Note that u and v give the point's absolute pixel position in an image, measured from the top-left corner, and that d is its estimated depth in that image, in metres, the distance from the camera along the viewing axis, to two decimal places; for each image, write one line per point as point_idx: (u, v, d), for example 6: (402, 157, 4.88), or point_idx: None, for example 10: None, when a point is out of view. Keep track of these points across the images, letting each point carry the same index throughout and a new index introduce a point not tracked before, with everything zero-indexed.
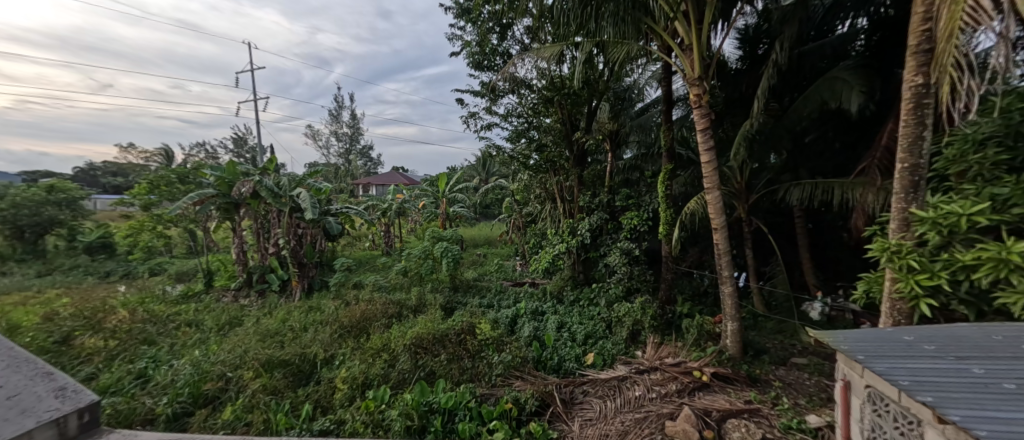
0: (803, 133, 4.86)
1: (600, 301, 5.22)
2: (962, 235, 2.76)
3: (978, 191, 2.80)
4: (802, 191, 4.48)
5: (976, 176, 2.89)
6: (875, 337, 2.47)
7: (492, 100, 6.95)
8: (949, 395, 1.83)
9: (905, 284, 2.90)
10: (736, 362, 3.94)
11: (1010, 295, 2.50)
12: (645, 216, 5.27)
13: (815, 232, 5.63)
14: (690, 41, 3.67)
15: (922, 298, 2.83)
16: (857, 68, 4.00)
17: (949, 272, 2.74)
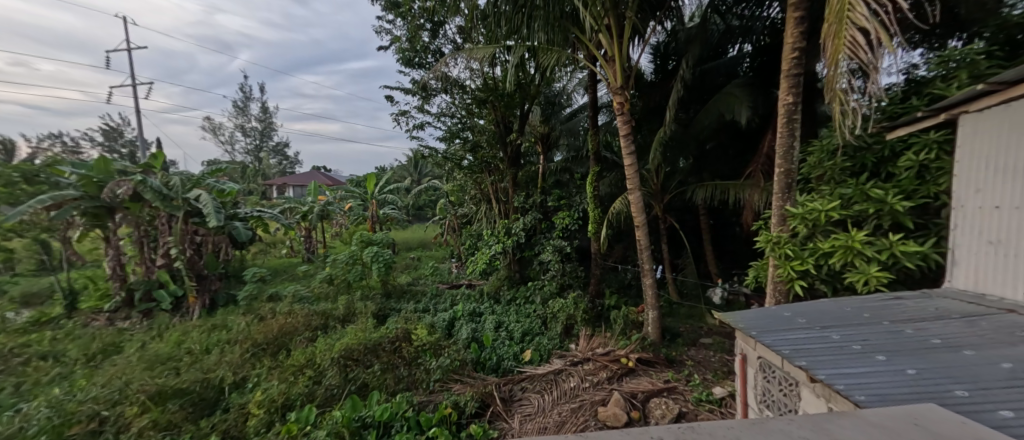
0: (705, 141, 5.50)
1: (535, 299, 5.38)
2: (822, 227, 3.41)
3: (832, 192, 3.48)
4: (705, 192, 5.05)
5: (830, 179, 3.63)
6: (764, 314, 2.96)
7: (424, 99, 6.75)
8: (817, 358, 2.25)
9: (783, 269, 3.46)
10: (657, 346, 4.34)
11: (856, 275, 3.16)
12: (576, 216, 5.57)
13: (716, 228, 6.43)
14: (613, 53, 3.93)
15: (796, 280, 3.41)
16: (745, 86, 4.64)
17: (814, 258, 3.35)
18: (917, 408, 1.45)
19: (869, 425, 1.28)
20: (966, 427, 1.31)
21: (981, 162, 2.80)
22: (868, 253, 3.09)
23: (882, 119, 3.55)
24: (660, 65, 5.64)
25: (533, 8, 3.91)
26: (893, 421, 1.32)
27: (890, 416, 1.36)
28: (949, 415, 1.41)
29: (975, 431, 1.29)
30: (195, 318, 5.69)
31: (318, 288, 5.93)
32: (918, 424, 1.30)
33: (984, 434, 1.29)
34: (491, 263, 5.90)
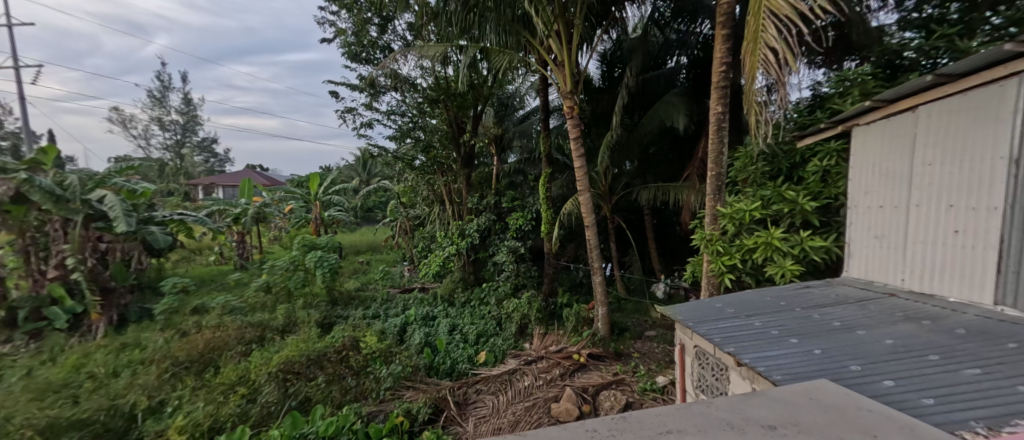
0: (649, 146, 5.82)
1: (490, 300, 5.38)
2: (747, 225, 3.79)
3: (755, 193, 3.89)
4: (649, 193, 5.35)
5: (753, 181, 4.05)
6: (699, 305, 3.24)
7: (373, 96, 6.47)
8: (743, 344, 2.49)
9: (715, 264, 3.80)
10: (607, 341, 4.53)
11: (776, 268, 3.54)
12: (529, 217, 5.64)
13: (659, 226, 6.83)
14: (563, 59, 4.07)
15: (726, 273, 3.76)
16: (682, 96, 5.00)
17: (741, 253, 3.71)
18: (814, 385, 1.59)
19: (775, 404, 1.38)
20: (852, 398, 1.44)
21: (868, 169, 3.34)
22: (784, 248, 3.49)
23: (797, 129, 4.01)
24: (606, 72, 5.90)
25: (484, 9, 3.90)
26: (794, 398, 1.44)
27: (791, 395, 1.47)
28: (840, 389, 1.55)
29: (858, 399, 1.42)
30: (99, 338, 4.95)
31: (252, 297, 5.42)
32: (814, 399, 1.43)
33: (866, 402, 1.42)
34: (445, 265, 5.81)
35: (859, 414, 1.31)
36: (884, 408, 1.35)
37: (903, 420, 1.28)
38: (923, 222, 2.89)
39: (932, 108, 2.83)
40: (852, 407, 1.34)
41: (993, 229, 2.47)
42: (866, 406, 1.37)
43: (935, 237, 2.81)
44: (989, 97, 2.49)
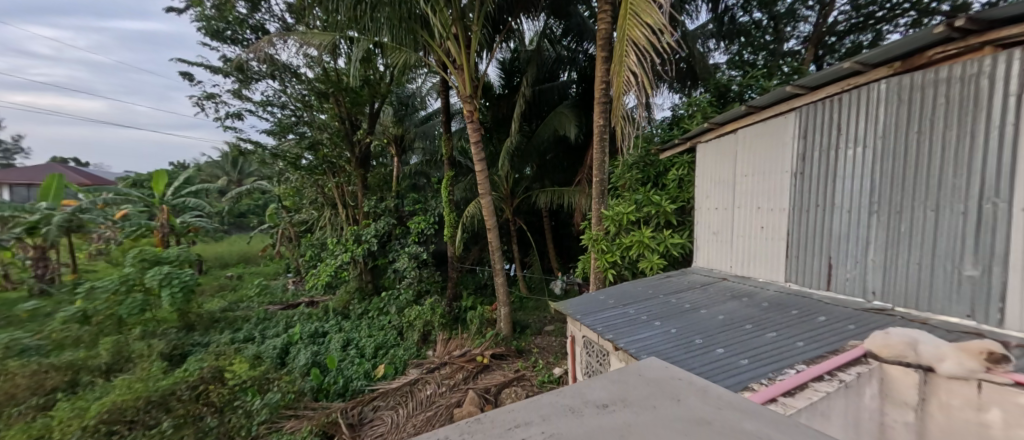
0: (546, 153, 6.17)
1: (390, 309, 5.40)
2: (623, 227, 4.55)
3: (632, 199, 4.63)
4: (546, 196, 5.70)
5: (633, 188, 4.78)
6: (587, 302, 3.86)
7: (243, 82, 6.37)
8: (619, 331, 2.95)
9: (600, 261, 4.54)
10: (511, 340, 4.75)
11: (648, 262, 4.34)
12: (431, 220, 5.81)
13: (558, 228, 7.34)
14: (461, 63, 4.19)
15: (608, 269, 4.52)
16: (572, 107, 5.49)
17: (620, 251, 4.45)
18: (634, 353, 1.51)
19: (597, 383, 1.24)
20: (663, 362, 1.39)
21: (706, 176, 4.19)
22: (652, 244, 4.31)
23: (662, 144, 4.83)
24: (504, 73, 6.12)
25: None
26: (616, 373, 1.31)
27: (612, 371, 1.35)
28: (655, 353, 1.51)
29: (669, 366, 1.36)
30: None
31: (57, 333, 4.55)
32: (633, 372, 1.32)
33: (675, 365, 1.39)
34: (339, 275, 5.92)
35: (670, 383, 1.23)
36: (691, 374, 1.30)
37: (705, 385, 1.25)
38: (740, 220, 3.78)
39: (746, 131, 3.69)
40: (666, 379, 1.26)
41: (784, 225, 3.37)
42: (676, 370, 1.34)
43: (750, 231, 3.70)
44: (779, 126, 3.39)
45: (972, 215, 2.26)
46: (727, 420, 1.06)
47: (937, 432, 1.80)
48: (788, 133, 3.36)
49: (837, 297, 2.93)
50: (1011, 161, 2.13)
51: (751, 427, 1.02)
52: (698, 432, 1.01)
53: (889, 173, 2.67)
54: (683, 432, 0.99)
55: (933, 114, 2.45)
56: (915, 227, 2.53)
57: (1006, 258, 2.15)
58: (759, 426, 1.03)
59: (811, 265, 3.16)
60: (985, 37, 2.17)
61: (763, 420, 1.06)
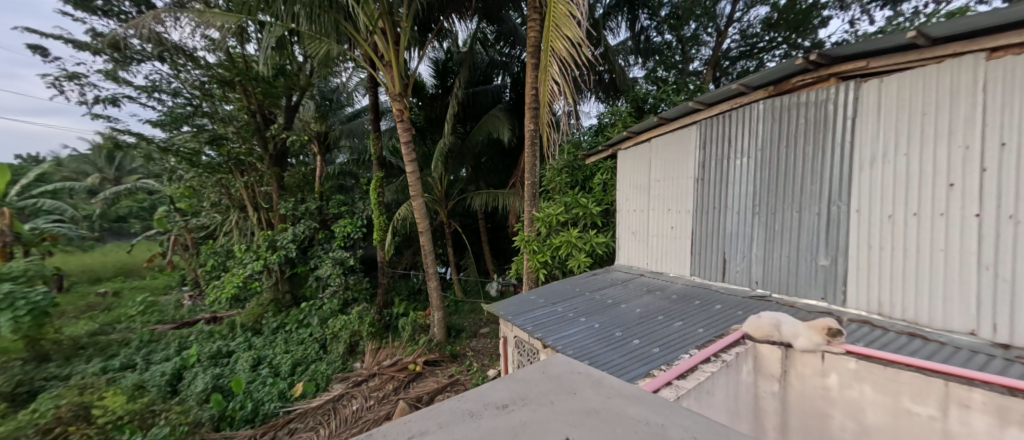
0: (481, 156, 7.84)
1: (315, 319, 7.37)
2: (547, 230, 5.87)
3: (558, 203, 6.21)
4: (481, 198, 6.51)
5: (564, 200, 6.20)
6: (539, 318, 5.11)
7: (124, 61, 7.34)
8: (574, 342, 4.26)
9: (533, 261, 5.58)
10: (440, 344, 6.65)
11: (576, 259, 5.32)
12: (356, 225, 7.90)
13: (494, 229, 9.71)
14: (388, 56, 5.48)
15: (538, 267, 5.57)
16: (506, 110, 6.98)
17: (552, 251, 5.42)
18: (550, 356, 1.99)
19: (509, 383, 1.68)
20: (571, 363, 1.86)
21: (634, 184, 6.41)
22: (579, 249, 5.29)
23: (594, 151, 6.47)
24: (442, 68, 7.73)
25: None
26: (531, 373, 1.78)
27: (528, 369, 1.82)
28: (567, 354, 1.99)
29: (571, 364, 1.86)
30: None
31: None
32: (544, 371, 1.79)
33: (580, 365, 1.86)
34: (249, 285, 7.54)
35: (571, 379, 1.70)
36: (587, 368, 1.80)
37: (597, 377, 1.74)
38: (666, 212, 5.84)
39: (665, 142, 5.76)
40: (567, 374, 1.75)
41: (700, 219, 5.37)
42: (576, 368, 1.82)
43: (665, 234, 5.82)
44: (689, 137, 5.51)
45: (822, 214, 4.13)
46: (613, 406, 1.52)
47: (793, 396, 3.20)
48: (699, 142, 5.39)
49: (730, 287, 5.00)
50: (842, 177, 4.03)
51: (630, 410, 1.48)
52: (588, 421, 1.44)
53: (774, 181, 4.59)
54: (573, 421, 1.43)
55: (799, 142, 4.38)
56: (788, 221, 4.48)
57: (834, 249, 4.09)
58: (636, 407, 1.50)
59: (716, 263, 5.17)
60: (831, 72, 3.97)
61: (638, 402, 1.53)
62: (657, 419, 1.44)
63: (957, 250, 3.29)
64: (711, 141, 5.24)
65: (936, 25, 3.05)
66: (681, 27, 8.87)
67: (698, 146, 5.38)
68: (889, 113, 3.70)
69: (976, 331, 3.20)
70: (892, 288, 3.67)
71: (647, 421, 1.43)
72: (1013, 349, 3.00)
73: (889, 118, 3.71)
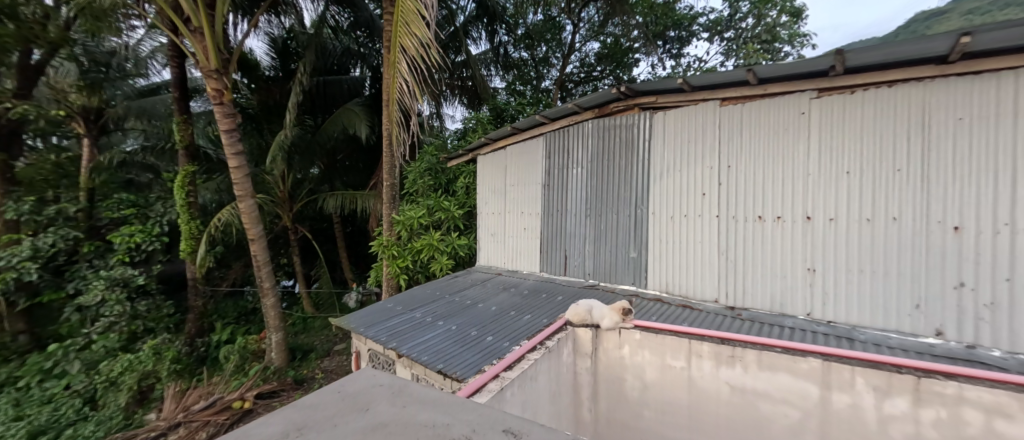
0: (336, 153, 10.39)
1: (72, 366, 6.93)
2: (412, 234, 7.05)
3: (421, 212, 7.10)
4: (336, 200, 8.24)
5: (434, 210, 7.22)
6: (397, 326, 5.47)
7: None
8: (426, 349, 4.68)
9: (392, 267, 6.85)
10: (284, 370, 7.64)
11: (433, 255, 6.28)
12: (145, 236, 8.02)
13: (351, 233, 12.58)
14: (200, 28, 5.92)
15: (401, 275, 6.85)
16: (362, 107, 9.02)
17: (413, 256, 6.79)
18: (355, 373, 2.07)
19: (292, 409, 1.68)
20: (375, 379, 1.98)
21: (491, 187, 7.09)
22: (439, 252, 6.23)
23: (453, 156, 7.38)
24: (282, 49, 9.63)
25: None
26: (325, 396, 1.82)
27: (322, 391, 1.86)
28: (374, 371, 2.11)
29: (372, 379, 1.98)
30: None
31: None
32: (342, 390, 1.87)
33: (384, 380, 1.99)
34: None
35: (369, 395, 1.82)
36: (388, 380, 1.95)
37: (399, 388, 1.90)
38: (515, 215, 6.72)
39: (514, 149, 6.75)
40: (365, 391, 1.85)
41: (541, 222, 6.34)
42: (378, 382, 1.95)
43: (520, 234, 6.62)
44: (534, 144, 6.47)
45: (633, 217, 5.40)
46: (403, 416, 1.66)
47: (604, 362, 4.13)
48: (545, 152, 6.34)
49: (570, 280, 5.99)
50: (644, 187, 5.36)
51: (421, 417, 1.64)
52: (372, 434, 1.54)
53: (598, 188, 5.74)
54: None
55: (616, 158, 5.59)
56: (610, 223, 5.64)
57: (639, 244, 5.39)
58: (426, 412, 1.69)
59: (558, 260, 6.12)
60: (635, 102, 5.36)
61: (429, 407, 1.73)
62: (444, 422, 1.61)
63: (707, 242, 4.90)
64: (554, 152, 6.22)
65: (695, 77, 4.50)
66: (535, 47, 10.36)
67: (545, 156, 6.34)
68: (671, 137, 5.16)
69: (718, 300, 4.85)
70: (674, 272, 5.14)
71: (433, 424, 1.60)
72: (735, 309, 4.70)
73: (671, 145, 5.16)
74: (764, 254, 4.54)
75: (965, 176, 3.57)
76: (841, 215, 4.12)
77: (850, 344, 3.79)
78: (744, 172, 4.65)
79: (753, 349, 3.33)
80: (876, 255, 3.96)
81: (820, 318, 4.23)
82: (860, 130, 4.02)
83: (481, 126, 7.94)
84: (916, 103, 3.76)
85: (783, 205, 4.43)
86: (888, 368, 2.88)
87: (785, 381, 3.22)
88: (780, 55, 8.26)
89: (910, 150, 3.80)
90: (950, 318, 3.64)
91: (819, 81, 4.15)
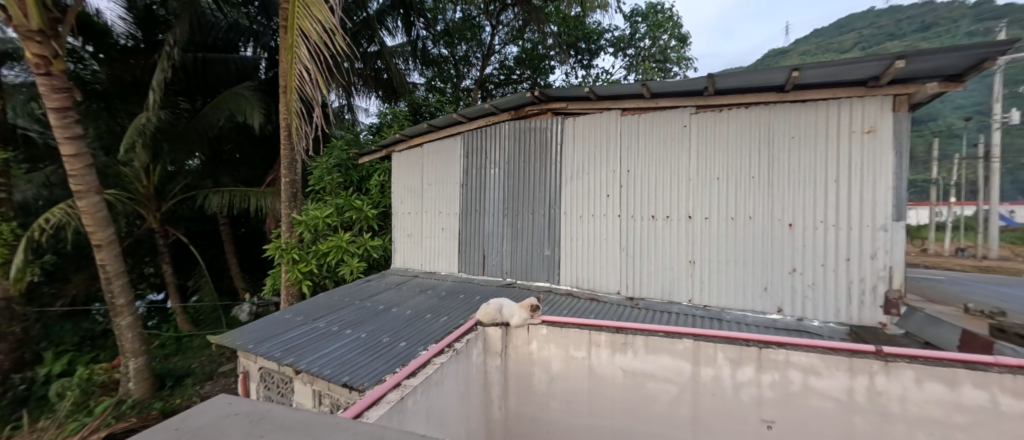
0: (222, 142, 9.63)
1: None
2: (318, 234, 6.59)
3: (327, 212, 6.60)
4: (222, 197, 7.73)
5: (343, 208, 6.80)
6: (296, 338, 4.95)
7: None
8: (329, 362, 4.29)
9: (293, 272, 6.35)
10: (145, 402, 6.82)
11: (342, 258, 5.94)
12: None
13: (242, 234, 11.94)
14: None
15: (303, 280, 6.37)
16: (252, 91, 8.31)
17: (316, 259, 6.40)
18: (205, 403, 1.72)
19: None
20: (231, 407, 1.67)
21: (407, 186, 6.84)
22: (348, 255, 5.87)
23: (365, 152, 7.02)
24: (144, 14, 8.30)
25: None
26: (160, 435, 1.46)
27: (157, 429, 1.50)
28: (231, 398, 1.78)
29: (228, 407, 1.67)
30: None
31: None
32: (185, 425, 1.53)
33: (244, 407, 1.69)
34: None
35: (221, 427, 1.52)
36: (248, 407, 1.66)
37: (262, 414, 1.62)
38: (432, 216, 6.58)
39: (430, 147, 6.61)
40: (214, 424, 1.53)
41: (458, 221, 6.31)
42: (234, 410, 1.65)
43: (438, 235, 6.50)
44: (452, 143, 6.41)
45: (546, 217, 5.64)
46: None
47: (519, 357, 4.28)
48: (463, 151, 6.30)
49: (488, 279, 6.04)
50: (556, 189, 5.62)
51: None
52: None
53: (514, 188, 5.88)
54: None
55: (530, 160, 5.78)
56: (525, 223, 5.81)
57: (553, 242, 5.64)
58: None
59: (476, 259, 6.13)
60: (548, 106, 5.59)
61: (295, 434, 1.48)
62: None
63: (610, 240, 5.33)
64: (472, 151, 6.21)
65: (601, 87, 4.86)
66: (454, 45, 10.33)
67: (463, 155, 6.29)
68: (580, 141, 5.50)
69: (620, 291, 5.32)
70: (582, 268, 5.49)
71: None
72: (634, 299, 5.21)
73: (580, 149, 5.50)
74: (657, 250, 5.11)
75: (798, 185, 4.43)
76: (713, 214, 4.82)
77: (721, 324, 4.49)
78: (641, 175, 5.17)
79: (641, 335, 3.72)
80: (738, 248, 4.71)
81: (699, 303, 4.90)
82: (727, 143, 4.74)
83: (397, 121, 7.57)
84: (765, 122, 4.57)
85: (671, 206, 5.02)
86: (742, 342, 3.37)
87: (666, 361, 3.63)
88: (670, 75, 9.69)
89: (761, 160, 4.60)
90: (788, 298, 4.50)
91: (697, 98, 4.82)
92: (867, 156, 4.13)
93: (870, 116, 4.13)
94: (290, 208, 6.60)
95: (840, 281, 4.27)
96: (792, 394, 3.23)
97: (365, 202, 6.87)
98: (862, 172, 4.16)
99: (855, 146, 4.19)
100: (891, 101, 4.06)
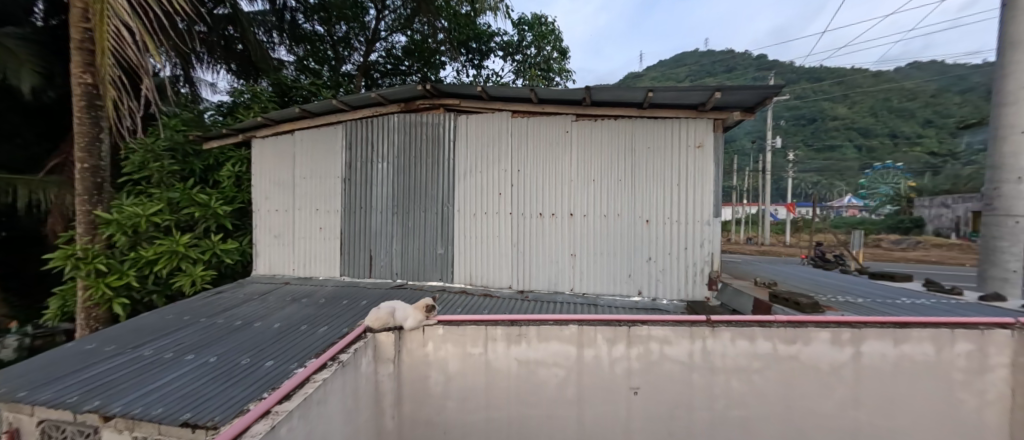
0: None
1: None
2: (143, 236, 5.22)
3: (151, 210, 5.21)
4: None
5: (179, 204, 5.47)
6: (106, 375, 3.71)
7: None
8: (158, 400, 3.30)
9: (96, 286, 4.84)
10: None
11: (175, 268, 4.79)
12: None
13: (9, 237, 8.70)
14: None
15: (114, 298, 4.90)
16: (20, 40, 6.38)
17: (135, 269, 5.01)
18: None
19: None
20: None
21: (274, 179, 5.90)
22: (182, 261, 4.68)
23: (212, 136, 5.78)
24: None
25: None
26: None
27: None
28: None
29: None
30: None
31: None
32: None
33: None
34: None
35: None
36: None
37: None
38: (305, 215, 5.81)
39: (302, 136, 5.83)
40: None
41: (336, 220, 5.70)
42: None
43: (314, 236, 5.78)
44: (330, 133, 5.75)
45: (437, 215, 5.51)
46: None
47: (412, 362, 4.04)
48: (345, 142, 5.71)
49: (375, 281, 5.60)
50: (446, 187, 5.53)
51: None
52: None
53: (403, 185, 5.58)
54: None
55: (420, 156, 5.57)
56: (415, 221, 5.57)
57: (445, 240, 5.53)
58: None
59: (362, 260, 5.64)
60: (440, 102, 5.49)
61: None
62: None
63: (501, 237, 5.49)
64: (355, 143, 5.68)
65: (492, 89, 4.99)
66: (331, 22, 9.20)
67: (344, 146, 5.71)
68: (473, 140, 5.53)
69: (511, 285, 5.51)
70: (475, 265, 5.52)
71: None
72: (524, 291, 5.47)
73: (471, 147, 5.53)
74: (543, 245, 5.47)
75: (652, 188, 5.29)
76: (590, 212, 5.40)
77: (598, 309, 5.05)
78: (530, 175, 5.47)
79: (533, 325, 3.94)
80: (609, 242, 5.37)
81: (579, 291, 5.42)
82: (601, 149, 5.38)
83: (258, 102, 6.37)
84: (630, 133, 5.32)
85: (555, 204, 5.44)
86: (615, 323, 3.83)
87: (555, 348, 3.91)
88: (554, 84, 10.51)
89: (627, 166, 5.34)
90: (647, 282, 5.31)
91: (576, 108, 5.33)
92: (700, 165, 5.15)
93: (699, 135, 5.16)
94: (93, 202, 5.00)
95: (683, 266, 5.22)
96: (651, 363, 3.81)
97: (213, 197, 5.61)
98: (697, 178, 5.17)
99: (692, 158, 5.18)
100: (713, 123, 5.15)
